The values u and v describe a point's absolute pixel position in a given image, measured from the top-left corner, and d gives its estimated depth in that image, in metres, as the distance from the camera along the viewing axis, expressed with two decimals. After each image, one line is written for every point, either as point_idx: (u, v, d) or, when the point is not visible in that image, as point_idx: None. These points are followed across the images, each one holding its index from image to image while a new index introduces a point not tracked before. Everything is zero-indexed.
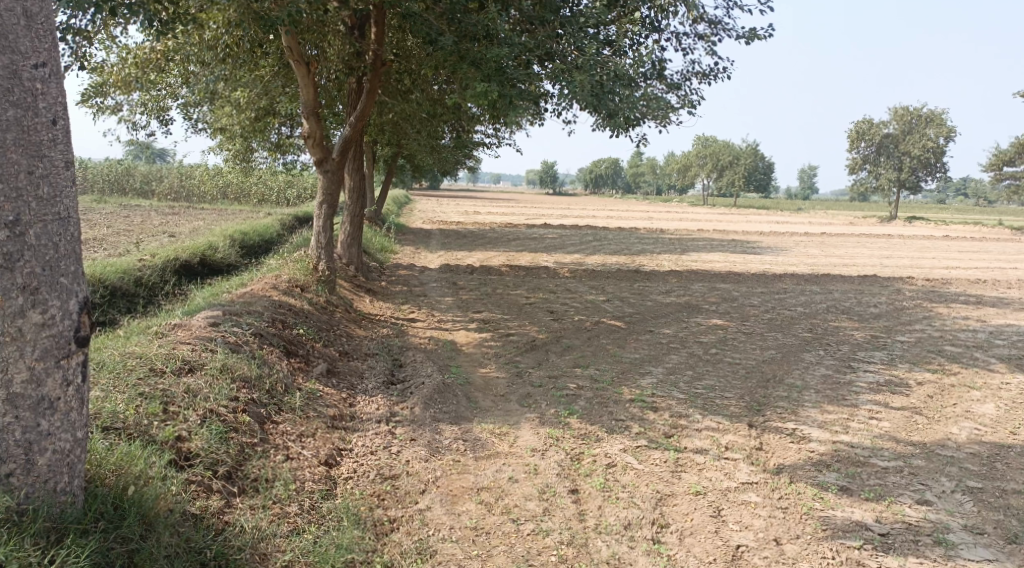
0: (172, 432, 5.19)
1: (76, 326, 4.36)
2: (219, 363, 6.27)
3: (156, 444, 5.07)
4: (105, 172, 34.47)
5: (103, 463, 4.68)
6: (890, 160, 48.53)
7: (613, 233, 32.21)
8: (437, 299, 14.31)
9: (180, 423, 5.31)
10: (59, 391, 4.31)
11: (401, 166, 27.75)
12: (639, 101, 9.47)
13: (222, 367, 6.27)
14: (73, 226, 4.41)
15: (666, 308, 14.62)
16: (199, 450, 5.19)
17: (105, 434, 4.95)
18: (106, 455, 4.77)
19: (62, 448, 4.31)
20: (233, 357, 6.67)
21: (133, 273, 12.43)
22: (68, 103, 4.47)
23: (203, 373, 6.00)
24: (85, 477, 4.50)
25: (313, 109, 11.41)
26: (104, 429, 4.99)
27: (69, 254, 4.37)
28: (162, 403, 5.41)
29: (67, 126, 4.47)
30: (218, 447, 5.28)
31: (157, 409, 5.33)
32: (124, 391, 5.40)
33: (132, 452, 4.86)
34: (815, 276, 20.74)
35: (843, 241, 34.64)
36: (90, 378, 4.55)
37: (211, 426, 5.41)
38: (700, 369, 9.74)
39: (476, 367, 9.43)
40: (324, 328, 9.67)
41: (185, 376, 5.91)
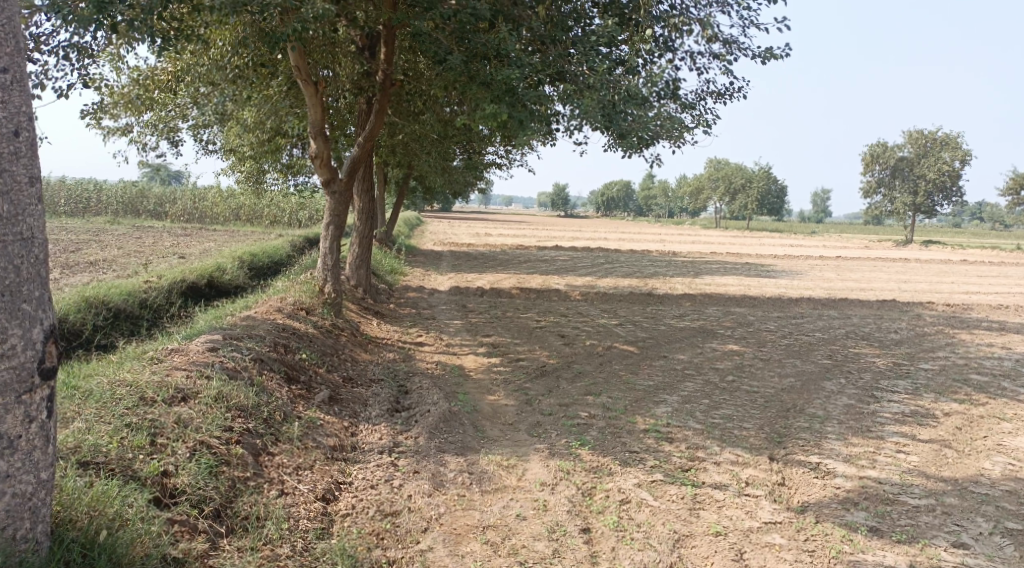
0: (157, 467, 4.91)
1: (39, 357, 4.12)
2: (214, 391, 6.00)
3: (140, 481, 4.79)
4: (120, 194, 34.56)
5: (78, 504, 4.41)
6: (906, 184, 48.12)
7: (625, 256, 31.94)
8: (445, 323, 14.03)
9: (167, 457, 5.02)
10: (20, 428, 4.08)
11: (412, 188, 27.61)
12: (653, 121, 9.23)
13: (217, 395, 5.99)
14: (37, 247, 4.18)
15: (681, 333, 14.29)
16: (186, 486, 4.90)
17: (85, 471, 4.67)
18: (82, 494, 4.49)
19: (23, 490, 4.07)
20: (230, 384, 6.38)
21: (138, 294, 12.20)
22: (33, 115, 4.24)
23: (196, 402, 5.71)
24: (53, 520, 4.26)
25: (321, 129, 11.18)
26: (83, 465, 4.71)
27: (32, 278, 4.14)
28: (149, 435, 5.13)
29: (32, 137, 4.24)
30: (207, 483, 4.99)
31: (143, 441, 5.05)
32: (109, 422, 5.13)
33: (111, 490, 4.57)
34: (832, 301, 20.35)
35: (859, 264, 34.25)
36: (59, 413, 4.32)
37: (200, 459, 5.12)
38: (716, 397, 9.40)
39: (484, 393, 9.12)
40: (329, 352, 9.39)
41: (177, 405, 5.63)
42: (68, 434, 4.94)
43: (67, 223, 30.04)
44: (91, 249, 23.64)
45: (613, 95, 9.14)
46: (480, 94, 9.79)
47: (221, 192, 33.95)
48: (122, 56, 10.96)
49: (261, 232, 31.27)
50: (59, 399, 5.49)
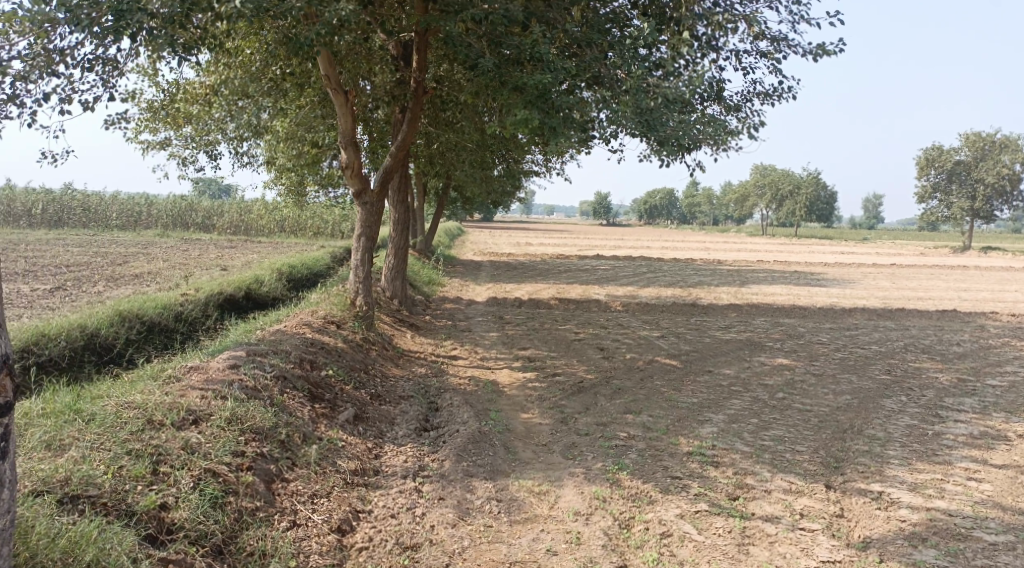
0: (156, 500, 4.60)
1: None
2: (229, 410, 5.66)
3: (135, 516, 4.48)
4: (169, 208, 34.96)
5: (62, 542, 4.10)
6: (963, 188, 46.53)
7: (669, 265, 31.23)
8: (481, 335, 13.65)
9: (168, 488, 4.71)
10: None
11: (453, 198, 27.35)
12: (694, 127, 8.72)
13: (231, 416, 5.65)
14: None
15: (727, 345, 13.71)
16: (185, 521, 4.58)
17: (76, 505, 4.39)
18: (69, 531, 4.18)
19: None
20: (247, 403, 6.05)
21: (174, 307, 12.01)
22: None
23: (207, 426, 5.38)
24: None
25: (352, 139, 10.88)
26: (73, 499, 4.43)
27: None
28: (152, 463, 4.84)
29: None
30: (209, 516, 4.67)
31: (145, 471, 4.76)
32: (109, 450, 4.85)
33: (103, 527, 4.27)
34: (888, 311, 19.56)
35: (914, 272, 33.07)
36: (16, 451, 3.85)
37: (205, 490, 4.81)
38: (765, 416, 8.85)
39: (518, 411, 8.71)
40: (358, 368, 9.05)
41: (187, 428, 5.31)
42: (65, 463, 4.67)
43: (116, 236, 30.44)
44: (136, 261, 23.79)
45: (650, 100, 8.66)
46: (513, 99, 9.41)
47: (266, 204, 34.14)
48: (156, 68, 10.72)
49: (304, 243, 31.33)
50: (61, 424, 5.20)
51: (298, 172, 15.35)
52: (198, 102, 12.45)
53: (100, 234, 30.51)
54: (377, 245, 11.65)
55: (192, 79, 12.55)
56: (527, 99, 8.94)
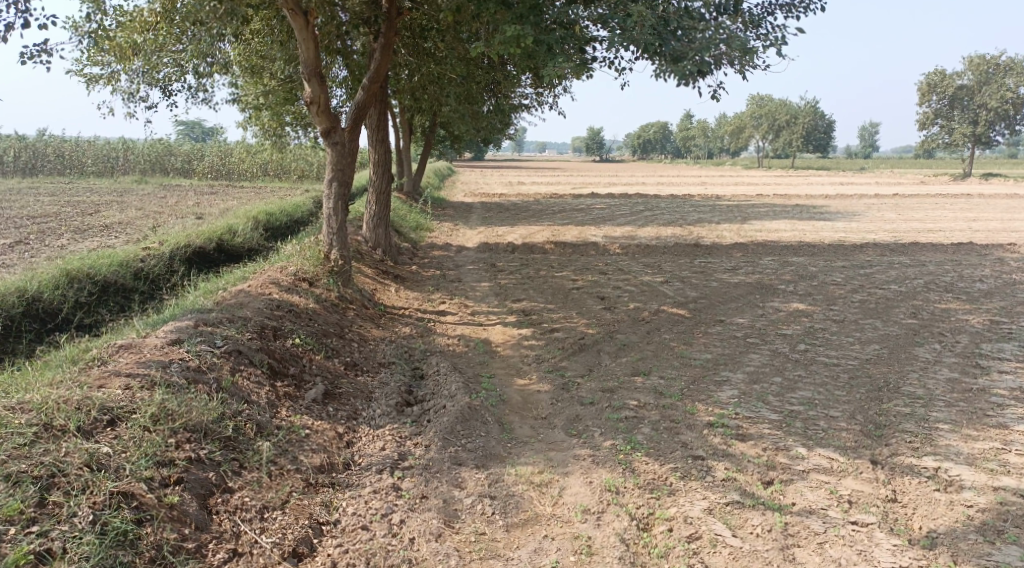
0: (27, 552, 3.91)
1: None
2: (160, 401, 4.91)
3: None
4: (147, 152, 33.36)
5: None
6: (965, 114, 45.17)
7: (665, 201, 30.16)
8: (472, 285, 12.65)
9: (50, 531, 4.03)
10: None
11: (440, 137, 26.01)
12: (716, 41, 7.70)
13: (162, 412, 4.86)
14: None
15: (736, 290, 12.70)
16: None
17: None
18: None
19: None
20: (188, 392, 5.18)
21: (133, 264, 10.95)
22: None
23: (127, 429, 4.66)
24: None
25: (316, 69, 9.54)
26: None
27: None
28: (39, 493, 4.16)
29: None
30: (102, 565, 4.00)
31: (24, 507, 4.07)
32: None
33: None
34: (900, 245, 18.59)
35: (919, 203, 31.95)
36: None
37: (109, 524, 4.15)
38: (791, 375, 7.89)
39: (513, 377, 7.74)
40: (332, 332, 8.03)
41: (97, 434, 4.59)
42: None
43: (93, 184, 29.12)
44: (108, 211, 22.47)
45: (659, 12, 7.80)
46: (501, 16, 8.84)
47: (248, 147, 32.68)
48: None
49: (288, 188, 30.03)
50: None
51: (269, 109, 14.07)
52: (152, 31, 11.26)
53: (76, 182, 29.18)
54: (350, 191, 10.43)
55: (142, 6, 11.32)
56: (517, 14, 8.47)
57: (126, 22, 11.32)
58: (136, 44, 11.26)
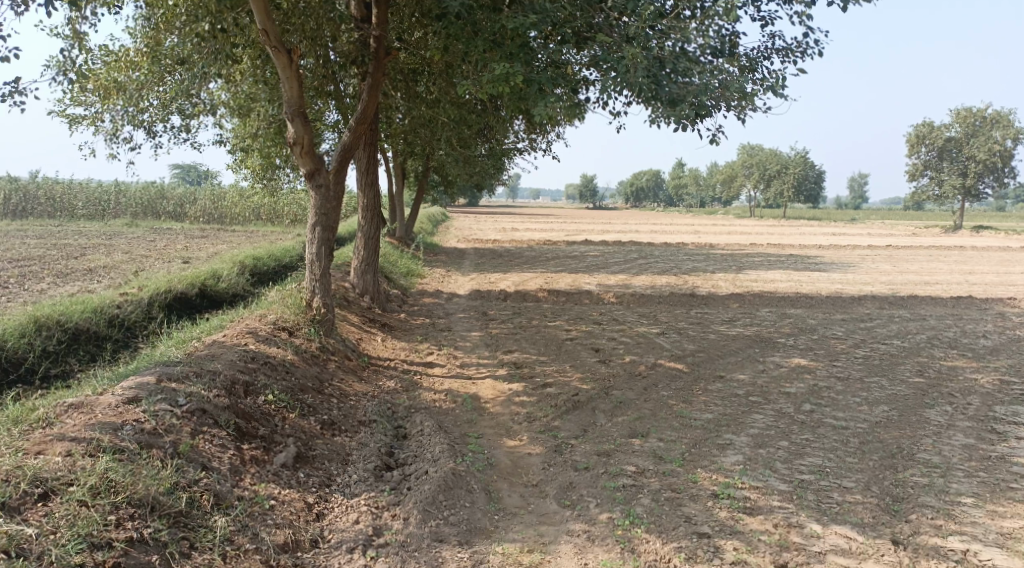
0: None
1: None
2: (101, 472, 4.48)
3: None
4: (139, 195, 32.98)
5: None
6: (954, 166, 45.40)
7: (659, 249, 29.88)
8: (461, 335, 12.16)
9: None
10: None
11: (433, 183, 25.76)
12: (712, 83, 7.38)
13: (102, 486, 4.42)
14: None
15: (735, 343, 12.27)
16: None
17: None
18: None
19: None
20: (137, 461, 4.70)
21: (108, 311, 10.46)
22: None
23: (60, 506, 4.25)
24: None
25: (299, 109, 9.21)
26: None
27: None
28: None
29: None
30: None
31: None
32: None
33: None
34: (899, 297, 18.23)
35: (912, 254, 31.80)
36: None
37: None
38: (798, 439, 7.43)
39: (502, 438, 7.25)
40: (310, 387, 7.50)
41: (25, 511, 4.19)
42: None
43: (82, 226, 28.70)
44: (95, 254, 21.98)
45: (655, 54, 7.46)
46: (491, 53, 8.63)
47: (240, 190, 32.38)
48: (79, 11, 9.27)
49: (279, 233, 29.65)
50: None
51: (255, 148, 13.70)
52: (139, 69, 10.97)
53: (66, 224, 28.76)
54: (335, 236, 9.95)
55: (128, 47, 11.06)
56: (506, 53, 8.24)
57: (111, 61, 11.01)
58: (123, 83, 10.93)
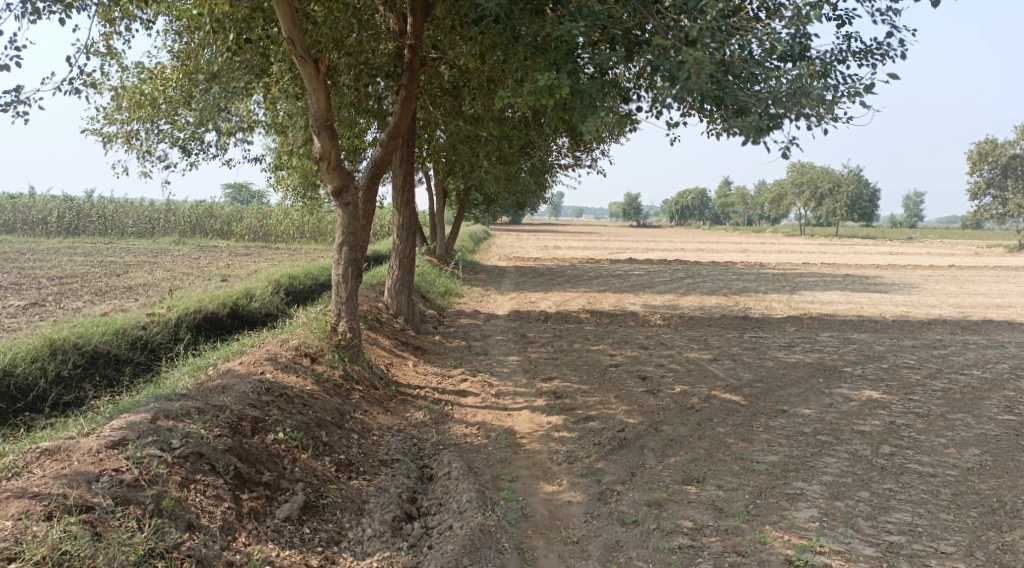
0: None
1: None
2: (51, 544, 3.88)
3: None
4: (187, 213, 32.98)
5: None
6: (1019, 183, 43.37)
7: (707, 269, 28.84)
8: (499, 359, 11.41)
9: None
10: None
11: (475, 200, 25.14)
12: (783, 91, 6.65)
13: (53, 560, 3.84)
14: None
15: (796, 371, 11.28)
16: None
17: None
18: None
19: None
20: (104, 524, 4.12)
21: (130, 332, 9.89)
22: None
23: None
24: None
25: (326, 121, 8.48)
26: None
27: None
28: None
29: None
30: None
31: None
32: None
33: None
34: (970, 322, 17.01)
35: (978, 275, 30.15)
36: None
37: None
38: (879, 491, 6.50)
39: (540, 482, 6.45)
40: (328, 421, 6.75)
41: None
42: None
43: (129, 244, 28.72)
44: (136, 272, 21.73)
45: (719, 57, 6.77)
46: (531, 61, 7.76)
47: (285, 209, 32.19)
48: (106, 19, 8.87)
49: (321, 251, 29.29)
50: None
51: (291, 162, 13.16)
52: (175, 86, 10.43)
53: (113, 242, 28.75)
54: (364, 255, 9.20)
55: (166, 63, 10.66)
56: (551, 60, 7.47)
57: (148, 77, 10.48)
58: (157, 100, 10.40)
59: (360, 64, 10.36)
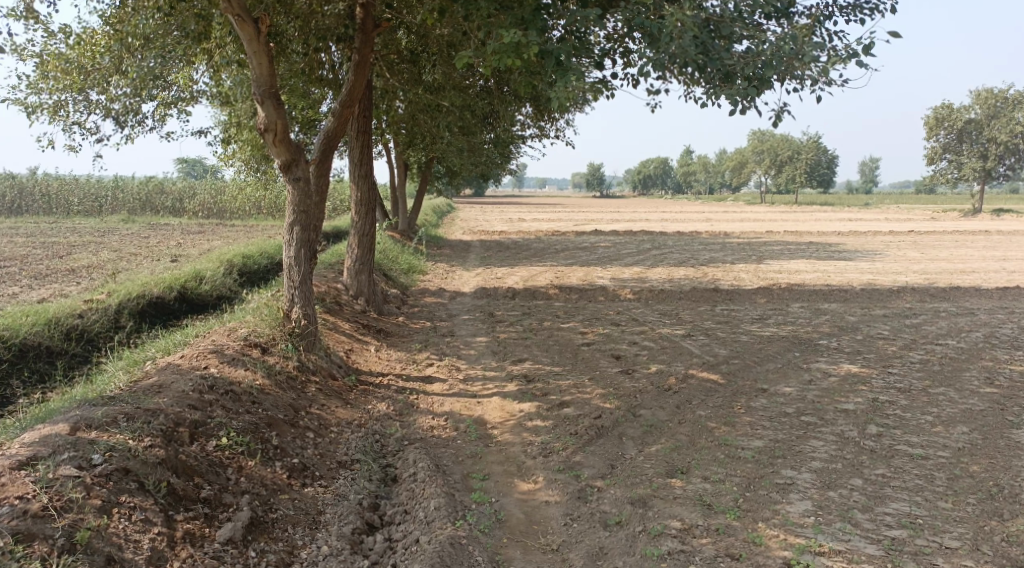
0: None
1: None
2: None
3: None
4: (137, 190, 31.73)
5: None
6: (974, 148, 43.72)
7: (672, 239, 28.52)
8: (467, 340, 10.89)
9: None
10: None
11: (436, 173, 24.43)
12: (770, 54, 6.27)
13: None
14: None
15: (772, 346, 10.93)
16: None
17: None
18: None
19: None
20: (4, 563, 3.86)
21: (65, 321, 9.22)
22: None
23: None
24: None
25: (270, 89, 7.80)
26: None
27: None
28: None
29: None
30: None
31: None
32: None
33: None
34: (938, 289, 16.87)
35: (938, 239, 30.25)
36: None
37: None
38: (872, 477, 6.15)
39: (514, 480, 5.98)
40: (280, 419, 6.19)
41: None
42: None
43: (76, 223, 27.55)
44: (82, 253, 20.73)
45: (704, 19, 6.38)
46: (496, 19, 7.18)
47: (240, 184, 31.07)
48: None
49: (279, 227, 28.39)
50: None
51: (240, 132, 12.41)
52: (106, 53, 9.62)
53: (60, 221, 27.51)
54: (318, 235, 8.56)
55: (96, 29, 9.83)
56: (517, 18, 6.88)
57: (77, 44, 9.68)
58: (88, 69, 9.60)
59: (306, 24, 9.65)
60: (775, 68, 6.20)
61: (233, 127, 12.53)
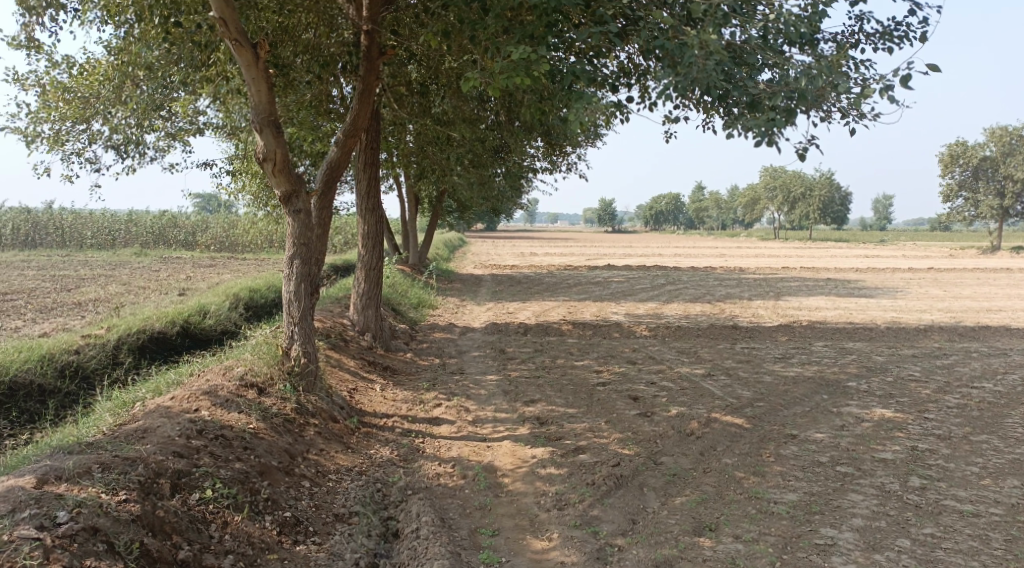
0: None
1: None
2: None
3: None
4: (149, 223, 31.58)
5: None
6: (991, 185, 43.16)
7: (686, 274, 27.98)
8: (476, 379, 10.38)
9: None
10: None
11: (448, 207, 24.10)
12: (799, 82, 5.84)
13: None
14: None
15: (798, 388, 10.35)
16: None
17: None
18: None
19: None
20: None
21: (59, 358, 8.82)
22: None
23: None
24: None
25: (269, 117, 7.44)
26: None
27: None
28: None
29: None
30: None
31: None
32: None
33: None
34: (964, 328, 16.25)
35: (958, 277, 29.55)
36: None
37: None
38: (921, 537, 5.59)
39: (527, 537, 5.46)
40: (274, 467, 5.73)
41: None
42: None
43: (88, 256, 27.36)
44: (90, 286, 20.43)
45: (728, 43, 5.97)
46: (504, 36, 6.85)
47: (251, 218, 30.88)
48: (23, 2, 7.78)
49: None
50: None
51: (247, 163, 12.11)
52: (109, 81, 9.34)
53: (71, 255, 27.32)
54: (319, 270, 8.12)
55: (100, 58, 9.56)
56: (527, 34, 6.55)
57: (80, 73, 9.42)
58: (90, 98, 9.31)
59: (311, 48, 9.50)
60: (806, 98, 5.79)
61: (240, 158, 12.21)
